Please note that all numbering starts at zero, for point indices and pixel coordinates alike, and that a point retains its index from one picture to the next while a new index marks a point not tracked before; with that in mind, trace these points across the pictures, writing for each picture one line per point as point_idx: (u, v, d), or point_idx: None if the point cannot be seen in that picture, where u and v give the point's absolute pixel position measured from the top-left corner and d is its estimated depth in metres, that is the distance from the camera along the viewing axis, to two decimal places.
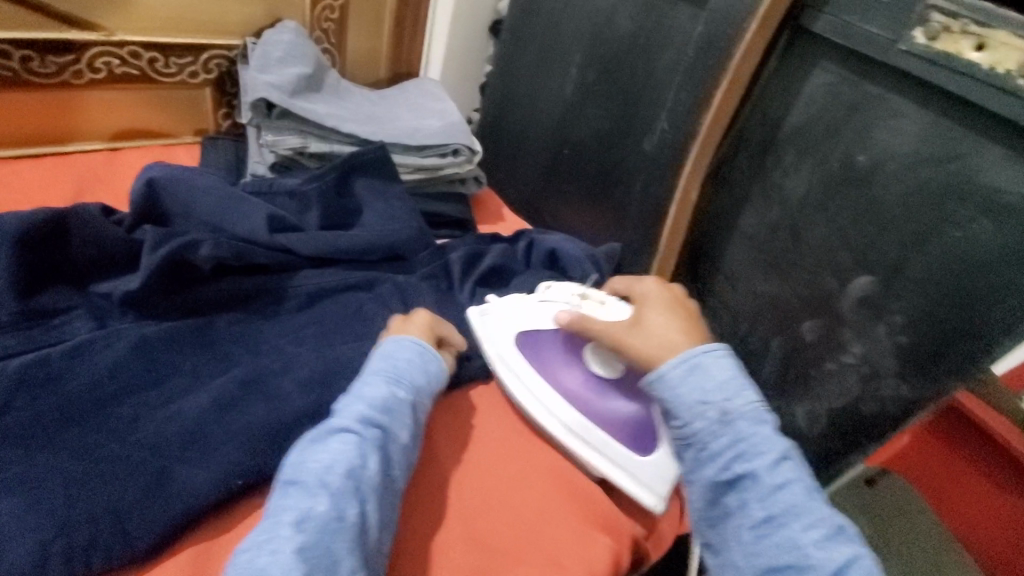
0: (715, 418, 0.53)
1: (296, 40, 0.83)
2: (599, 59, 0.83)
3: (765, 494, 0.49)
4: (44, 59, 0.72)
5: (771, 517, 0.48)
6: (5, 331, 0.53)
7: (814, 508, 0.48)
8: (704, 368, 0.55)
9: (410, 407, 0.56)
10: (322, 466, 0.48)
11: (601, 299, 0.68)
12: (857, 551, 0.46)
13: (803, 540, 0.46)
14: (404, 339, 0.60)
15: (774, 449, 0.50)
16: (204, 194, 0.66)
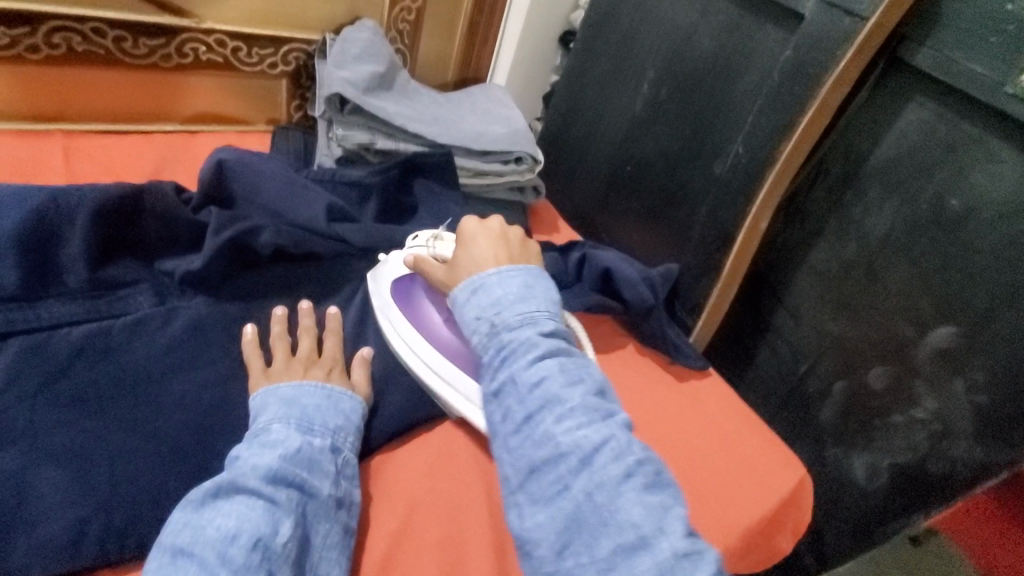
0: (485, 330, 0.53)
1: (373, 39, 0.84)
2: (674, 77, 0.81)
3: (525, 394, 0.48)
4: (136, 41, 0.74)
5: (529, 415, 0.48)
6: (75, 298, 0.52)
7: (572, 403, 0.47)
8: (490, 287, 0.55)
9: (333, 454, 0.50)
10: (224, 535, 0.41)
11: (451, 238, 0.67)
12: (606, 435, 0.45)
13: (558, 433, 0.46)
14: (283, 384, 0.52)
15: (537, 350, 0.50)
16: (269, 180, 0.66)
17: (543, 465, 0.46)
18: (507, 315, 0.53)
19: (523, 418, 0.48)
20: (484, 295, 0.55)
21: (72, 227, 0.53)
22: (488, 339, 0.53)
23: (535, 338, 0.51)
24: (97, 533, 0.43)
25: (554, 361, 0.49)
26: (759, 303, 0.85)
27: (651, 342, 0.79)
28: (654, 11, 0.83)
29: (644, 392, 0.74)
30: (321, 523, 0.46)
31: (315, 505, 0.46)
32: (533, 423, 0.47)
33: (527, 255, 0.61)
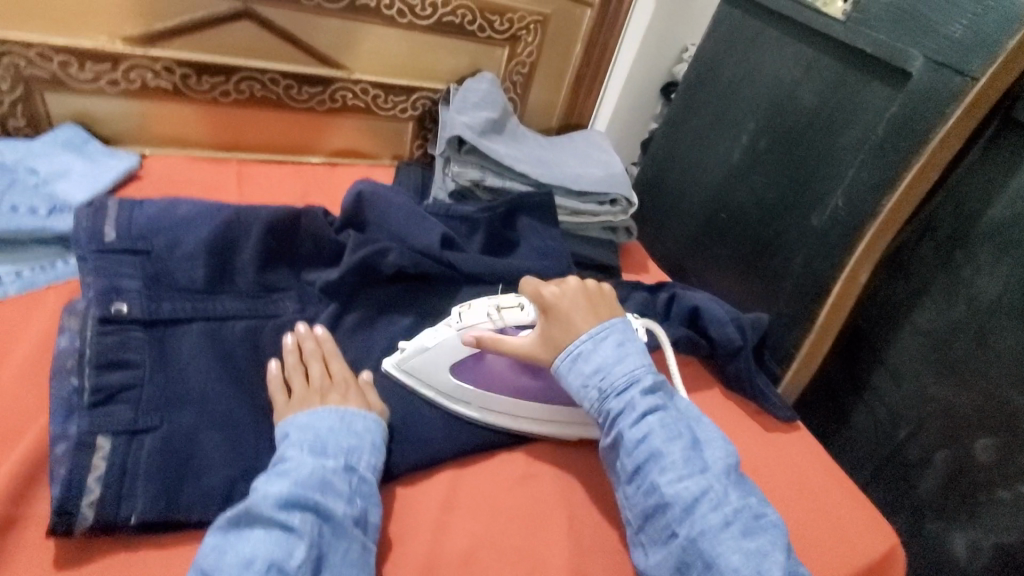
0: (592, 395, 0.58)
1: (490, 89, 0.95)
2: (774, 129, 0.83)
3: (632, 448, 0.55)
4: (300, 89, 0.90)
5: (636, 469, 0.55)
6: (242, 297, 0.63)
7: (672, 456, 0.54)
8: (589, 352, 0.59)
9: (350, 476, 0.50)
10: (243, 560, 0.43)
11: (516, 303, 0.64)
12: (710, 487, 0.52)
13: (663, 485, 0.53)
14: (299, 413, 0.54)
15: (639, 411, 0.56)
16: (397, 210, 0.76)
17: (648, 517, 0.53)
18: (609, 379, 0.58)
19: (631, 470, 0.55)
20: (584, 360, 0.59)
21: (245, 239, 0.65)
22: (595, 403, 0.58)
23: (637, 400, 0.57)
24: (243, 493, 0.51)
25: (655, 418, 0.56)
26: (856, 357, 0.83)
27: (736, 385, 0.79)
28: (756, 66, 0.86)
29: (725, 435, 0.74)
30: (340, 542, 0.47)
31: (332, 527, 0.47)
32: (641, 474, 0.54)
33: (610, 307, 0.64)
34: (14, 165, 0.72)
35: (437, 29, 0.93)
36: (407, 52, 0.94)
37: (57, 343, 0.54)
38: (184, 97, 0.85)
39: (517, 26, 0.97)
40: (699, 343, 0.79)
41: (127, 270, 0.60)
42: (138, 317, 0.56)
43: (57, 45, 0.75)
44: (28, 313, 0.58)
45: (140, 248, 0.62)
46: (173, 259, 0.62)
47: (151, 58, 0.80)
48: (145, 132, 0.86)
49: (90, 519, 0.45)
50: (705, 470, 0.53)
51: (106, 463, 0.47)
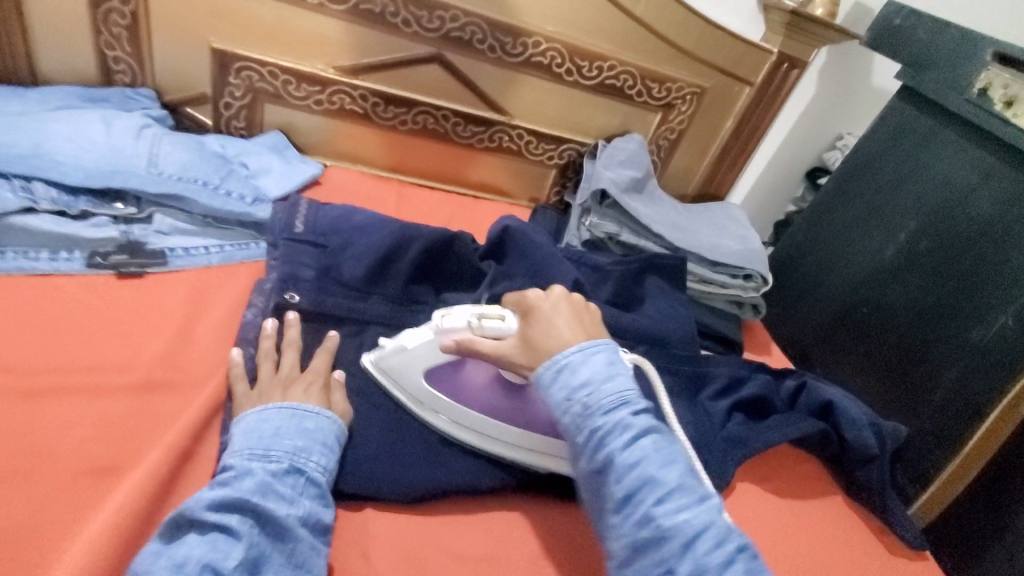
0: (573, 408, 0.49)
1: (637, 150, 0.98)
2: (938, 233, 0.78)
3: (621, 473, 0.46)
4: (466, 127, 0.99)
5: (630, 498, 0.45)
6: (390, 302, 0.69)
7: (670, 484, 0.45)
8: (576, 365, 0.51)
9: (298, 478, 0.48)
10: (173, 563, 0.40)
11: (500, 315, 0.58)
12: (713, 523, 0.44)
13: (662, 515, 0.44)
14: (247, 411, 0.52)
15: (633, 430, 0.47)
16: (537, 247, 0.80)
17: (641, 556, 0.44)
18: (598, 394, 0.49)
19: (620, 499, 0.46)
20: (571, 373, 0.50)
21: (406, 251, 0.72)
22: (579, 420, 0.49)
23: (629, 418, 0.48)
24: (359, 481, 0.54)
25: (650, 441, 0.47)
26: (1002, 493, 0.74)
27: (863, 496, 0.72)
28: (925, 167, 0.82)
29: (846, 548, 0.67)
30: (286, 543, 0.44)
31: (274, 530, 0.44)
32: (632, 504, 0.45)
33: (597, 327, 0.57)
34: (231, 157, 0.85)
35: (597, 90, 0.99)
36: (566, 107, 1.01)
37: (244, 313, 0.64)
38: (370, 121, 0.97)
39: (673, 95, 1.01)
40: (827, 441, 0.73)
41: (306, 260, 0.69)
42: (305, 309, 0.64)
43: (284, 66, 0.89)
44: (224, 280, 0.68)
45: (319, 243, 0.71)
46: (343, 256, 0.70)
47: (352, 86, 0.92)
48: (330, 146, 0.99)
49: None
50: (704, 500, 0.45)
51: None
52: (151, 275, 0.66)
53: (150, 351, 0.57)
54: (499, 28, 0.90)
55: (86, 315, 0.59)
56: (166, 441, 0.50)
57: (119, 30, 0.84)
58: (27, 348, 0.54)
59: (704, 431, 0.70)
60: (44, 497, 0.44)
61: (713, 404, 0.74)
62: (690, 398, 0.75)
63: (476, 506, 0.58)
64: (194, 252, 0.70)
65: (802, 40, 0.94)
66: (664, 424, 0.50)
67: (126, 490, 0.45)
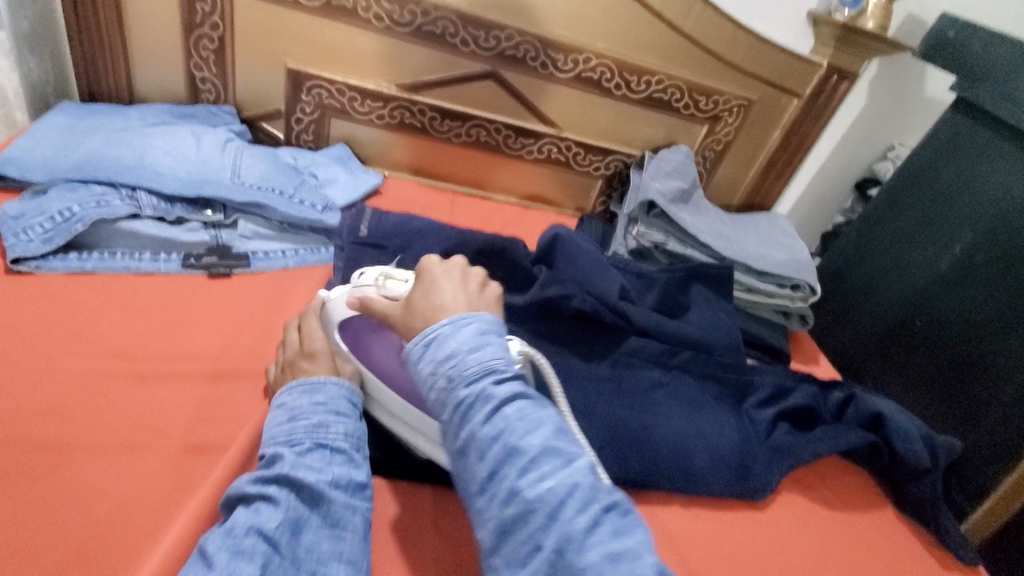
0: (440, 387, 0.44)
1: (683, 162, 1.01)
2: (996, 245, 0.77)
3: (482, 448, 0.41)
4: (516, 139, 1.04)
5: (493, 473, 0.41)
6: None
7: (532, 451, 0.41)
8: (444, 338, 0.46)
9: (324, 453, 0.50)
10: (224, 531, 0.43)
11: (403, 277, 0.58)
12: (577, 482, 0.39)
13: (522, 485, 0.39)
14: (279, 394, 0.55)
15: (497, 400, 0.43)
16: (586, 255, 0.83)
17: (504, 535, 0.39)
18: (462, 366, 0.44)
19: (483, 478, 0.41)
20: (438, 346, 0.46)
21: (459, 253, 0.77)
22: (444, 396, 0.44)
23: (491, 387, 0.43)
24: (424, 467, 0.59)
25: (514, 408, 0.42)
26: None
27: (914, 511, 0.72)
28: (983, 178, 0.81)
29: (894, 562, 0.67)
30: (320, 507, 0.46)
31: (309, 496, 0.46)
32: (495, 479, 0.41)
33: (484, 300, 0.52)
34: (302, 168, 0.92)
35: (645, 103, 1.02)
36: (613, 119, 1.04)
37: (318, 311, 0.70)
38: (426, 134, 1.03)
39: (720, 107, 1.03)
40: (877, 453, 0.73)
41: (368, 261, 0.75)
42: None
43: (351, 83, 0.96)
44: (299, 281, 0.75)
45: (380, 245, 0.77)
46: (403, 257, 0.77)
47: (412, 101, 0.98)
48: (389, 157, 1.05)
49: None
50: (574, 465, 0.41)
51: None
52: (237, 276, 0.73)
53: (238, 344, 0.64)
54: (552, 46, 0.94)
55: (183, 310, 0.66)
56: (256, 422, 0.56)
57: (207, 53, 0.93)
58: (138, 337, 0.62)
59: (748, 438, 0.72)
60: (155, 467, 0.51)
61: (758, 411, 0.76)
62: (735, 404, 0.77)
63: None
64: (273, 255, 0.76)
65: (854, 53, 0.95)
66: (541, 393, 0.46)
67: (224, 466, 0.51)
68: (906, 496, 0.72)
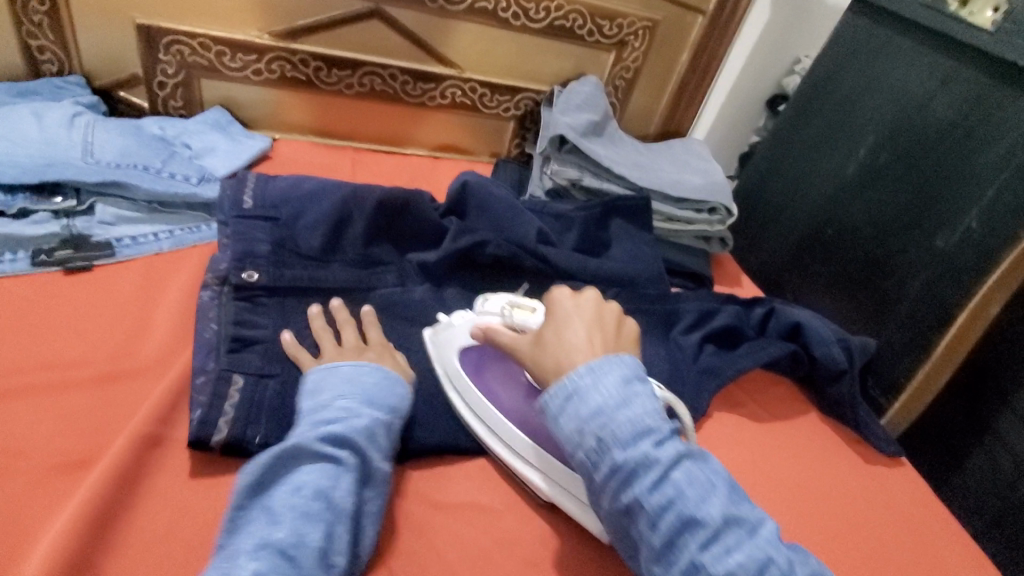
0: (592, 446, 0.46)
1: (593, 93, 0.96)
2: (898, 145, 0.78)
3: (656, 517, 0.43)
4: (415, 84, 0.96)
5: (669, 543, 0.43)
6: (353, 266, 0.69)
7: (709, 518, 0.43)
8: (587, 392, 0.47)
9: (389, 429, 0.52)
10: (292, 488, 0.45)
11: (530, 306, 0.61)
12: (763, 556, 0.42)
13: (707, 562, 0.42)
14: (345, 361, 0.55)
15: (661, 464, 0.44)
16: (498, 202, 0.79)
17: None
18: (614, 428, 0.45)
19: (661, 546, 0.43)
20: (580, 401, 0.47)
21: (358, 214, 0.71)
22: (597, 457, 0.46)
23: (652, 450, 0.45)
24: None
25: (681, 473, 0.44)
26: (975, 396, 0.77)
27: (836, 412, 0.75)
28: (882, 78, 0.81)
29: (822, 464, 0.69)
30: (372, 487, 0.50)
31: (369, 474, 0.49)
32: (676, 549, 0.43)
33: (623, 343, 0.54)
34: (172, 138, 0.81)
35: (547, 32, 0.96)
36: (516, 54, 0.97)
37: (199, 297, 0.62)
38: (314, 87, 0.93)
39: (625, 31, 0.98)
40: (798, 361, 0.75)
41: (259, 235, 0.67)
42: (266, 284, 0.63)
43: (216, 36, 0.85)
44: (177, 265, 0.67)
45: (271, 216, 0.69)
46: (297, 226, 0.69)
47: (291, 51, 0.88)
48: (277, 118, 0.95)
49: (224, 434, 0.51)
50: (757, 536, 0.43)
51: (239, 394, 0.54)
52: (100, 268, 0.64)
53: (108, 345, 0.57)
54: None
55: (34, 315, 0.58)
56: (132, 429, 0.50)
57: (40, 17, 0.79)
58: None
59: (677, 366, 0.72)
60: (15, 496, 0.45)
61: (684, 337, 0.76)
62: (662, 333, 0.76)
63: (456, 459, 0.60)
64: (143, 240, 0.68)
65: None
66: (702, 450, 0.48)
67: (97, 481, 0.46)
68: (825, 398, 0.75)
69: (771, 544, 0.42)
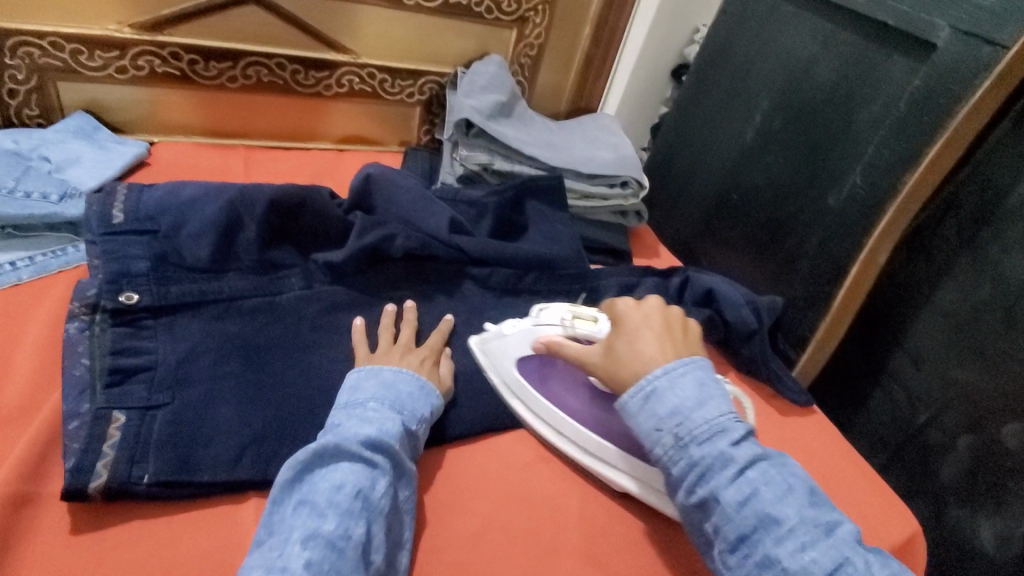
0: (670, 443, 0.50)
1: (498, 72, 0.93)
2: (789, 107, 0.81)
3: (733, 512, 0.46)
4: (307, 73, 0.89)
5: (744, 537, 0.46)
6: (247, 274, 0.63)
7: (785, 518, 0.45)
8: (664, 392, 0.51)
9: (417, 436, 0.54)
10: (332, 485, 0.46)
11: (592, 315, 0.62)
12: (841, 556, 0.43)
13: (782, 557, 0.44)
14: (384, 367, 0.57)
15: (735, 464, 0.47)
16: (406, 194, 0.75)
17: None
18: (691, 423, 0.49)
19: (735, 539, 0.46)
20: (658, 401, 0.51)
21: (248, 218, 0.64)
22: (676, 452, 0.49)
23: (729, 450, 0.48)
24: (252, 458, 0.51)
25: (756, 473, 0.47)
26: (873, 340, 0.82)
27: (751, 371, 0.78)
28: (771, 43, 0.83)
29: None
30: (405, 486, 0.51)
31: (402, 474, 0.51)
32: (749, 544, 0.45)
33: (692, 343, 0.56)
34: (27, 152, 0.72)
35: (443, 11, 0.92)
36: (414, 35, 0.93)
37: (66, 330, 0.55)
38: (193, 83, 0.85)
39: (524, 7, 0.96)
40: (715, 327, 0.77)
41: (136, 251, 0.60)
42: (148, 305, 0.57)
43: (67, 32, 0.75)
44: (41, 295, 0.60)
45: (147, 228, 0.61)
46: (180, 237, 0.62)
47: (159, 45, 0.80)
48: (154, 119, 0.86)
49: (104, 478, 0.46)
50: (837, 534, 0.45)
51: (120, 432, 0.49)
52: None
53: None
54: None
55: None
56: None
57: None
58: None
59: None
60: None
61: None
62: None
63: None
64: None
65: None
66: (783, 456, 0.50)
67: None
68: (740, 360, 0.78)
69: (847, 543, 0.44)
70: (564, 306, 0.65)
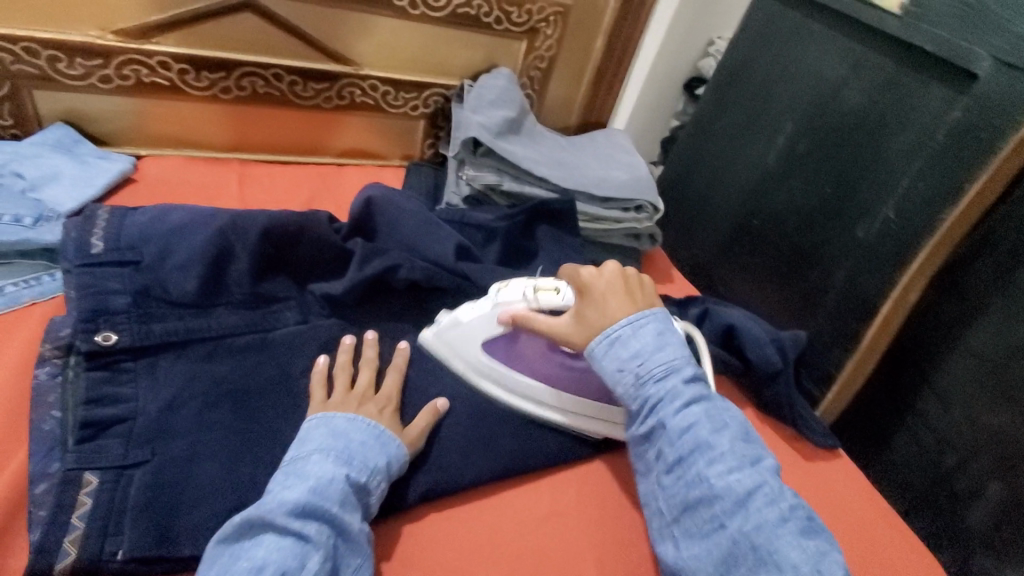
0: (630, 382, 0.54)
1: (508, 86, 0.88)
2: (816, 131, 0.77)
3: (675, 437, 0.51)
4: (306, 85, 0.84)
5: (681, 459, 0.51)
6: (237, 310, 0.59)
7: (720, 445, 0.50)
8: (628, 337, 0.55)
9: (365, 491, 0.49)
10: (252, 565, 0.41)
11: (554, 285, 0.60)
12: (762, 480, 0.48)
13: (710, 476, 0.49)
14: (336, 415, 0.52)
15: (683, 397, 0.52)
16: (410, 218, 0.70)
17: (688, 510, 0.49)
18: (649, 363, 0.54)
19: (673, 462, 0.51)
20: (622, 345, 0.55)
21: (240, 247, 0.59)
22: (635, 390, 0.54)
23: (679, 385, 0.53)
24: None
25: (700, 407, 0.52)
26: (899, 377, 0.78)
27: (774, 412, 0.73)
28: (797, 63, 0.79)
29: None
30: (352, 555, 0.46)
31: (347, 541, 0.46)
32: (685, 466, 0.50)
33: (650, 298, 0.59)
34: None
35: (450, 21, 0.87)
36: (419, 46, 0.88)
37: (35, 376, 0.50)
38: (182, 94, 0.79)
39: (535, 18, 0.91)
40: (734, 363, 0.73)
41: (115, 285, 0.55)
42: (128, 346, 0.53)
43: (46, 39, 0.70)
44: (11, 332, 0.55)
45: (129, 259, 0.57)
46: (165, 269, 0.57)
47: (147, 53, 0.75)
48: (141, 131, 0.81)
49: (71, 557, 0.42)
50: (765, 467, 0.50)
51: (92, 499, 0.45)
52: None
53: None
54: None
55: None
56: None
57: None
58: None
59: None
60: None
61: None
62: None
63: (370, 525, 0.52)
64: None
65: None
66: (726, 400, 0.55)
67: None
68: (761, 398, 0.74)
69: (770, 473, 0.49)
70: (523, 278, 0.63)
